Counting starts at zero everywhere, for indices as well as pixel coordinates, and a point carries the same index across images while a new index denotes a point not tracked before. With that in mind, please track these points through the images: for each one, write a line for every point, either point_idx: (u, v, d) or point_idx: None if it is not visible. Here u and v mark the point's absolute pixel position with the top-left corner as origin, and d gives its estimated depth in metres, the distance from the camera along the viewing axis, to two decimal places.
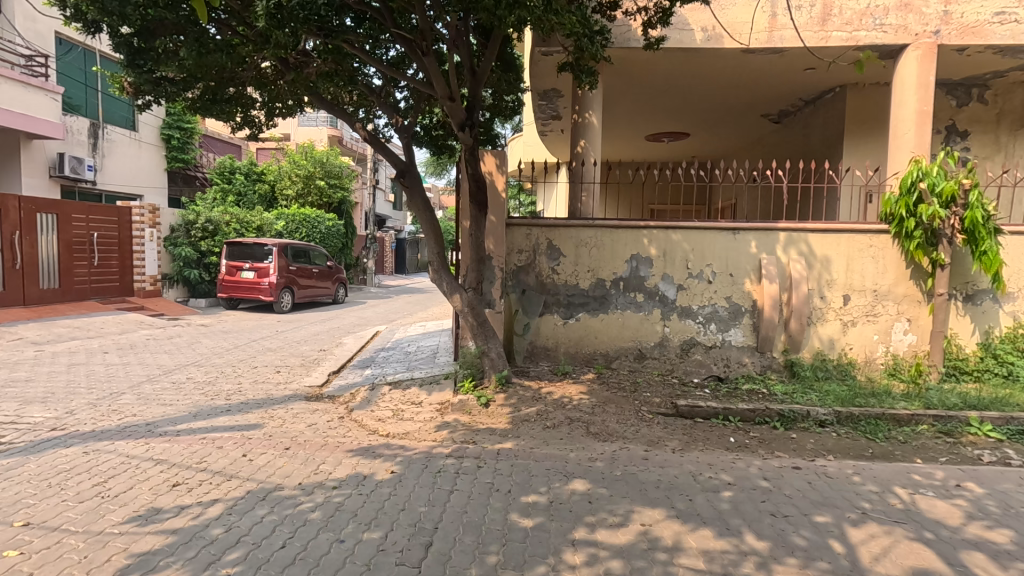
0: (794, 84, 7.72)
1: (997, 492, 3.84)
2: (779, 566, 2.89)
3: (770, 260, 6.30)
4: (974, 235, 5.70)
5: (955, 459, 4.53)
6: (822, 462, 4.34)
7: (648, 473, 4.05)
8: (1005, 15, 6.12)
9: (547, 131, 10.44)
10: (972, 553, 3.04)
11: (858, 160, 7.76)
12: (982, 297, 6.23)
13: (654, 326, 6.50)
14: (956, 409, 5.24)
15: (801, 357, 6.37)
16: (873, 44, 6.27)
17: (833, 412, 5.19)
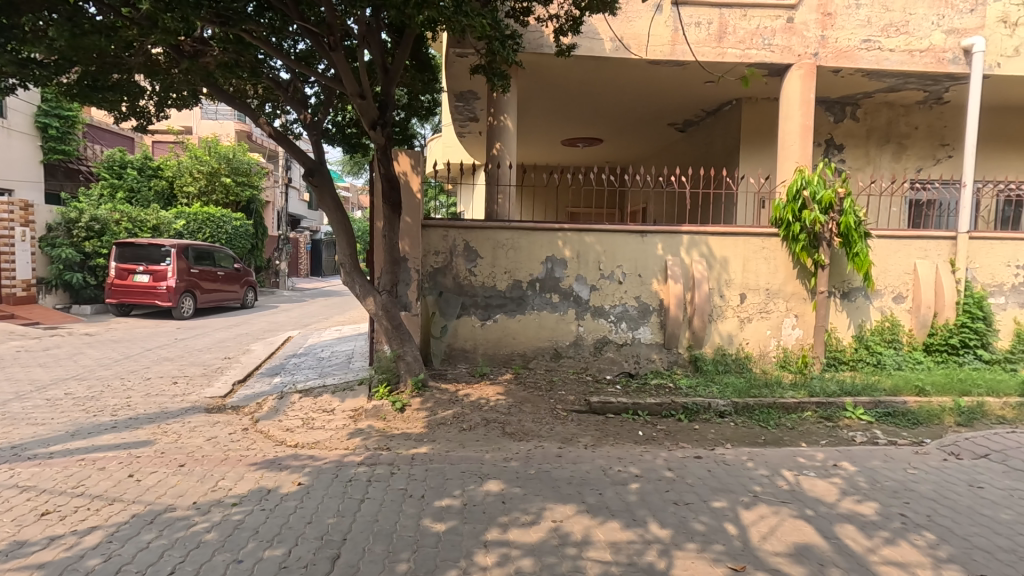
0: (695, 96, 8.22)
1: (866, 469, 4.29)
2: (679, 551, 3.05)
3: (675, 261, 6.67)
4: (848, 238, 6.37)
5: (833, 441, 5.01)
6: (720, 450, 4.64)
7: (561, 470, 4.15)
8: (871, 42, 6.84)
9: (466, 133, 10.44)
10: (845, 526, 3.37)
11: (751, 170, 8.41)
12: (856, 294, 6.93)
13: (569, 325, 6.67)
14: (835, 396, 5.79)
15: (703, 352, 6.79)
16: (762, 62, 6.81)
17: (731, 403, 5.57)
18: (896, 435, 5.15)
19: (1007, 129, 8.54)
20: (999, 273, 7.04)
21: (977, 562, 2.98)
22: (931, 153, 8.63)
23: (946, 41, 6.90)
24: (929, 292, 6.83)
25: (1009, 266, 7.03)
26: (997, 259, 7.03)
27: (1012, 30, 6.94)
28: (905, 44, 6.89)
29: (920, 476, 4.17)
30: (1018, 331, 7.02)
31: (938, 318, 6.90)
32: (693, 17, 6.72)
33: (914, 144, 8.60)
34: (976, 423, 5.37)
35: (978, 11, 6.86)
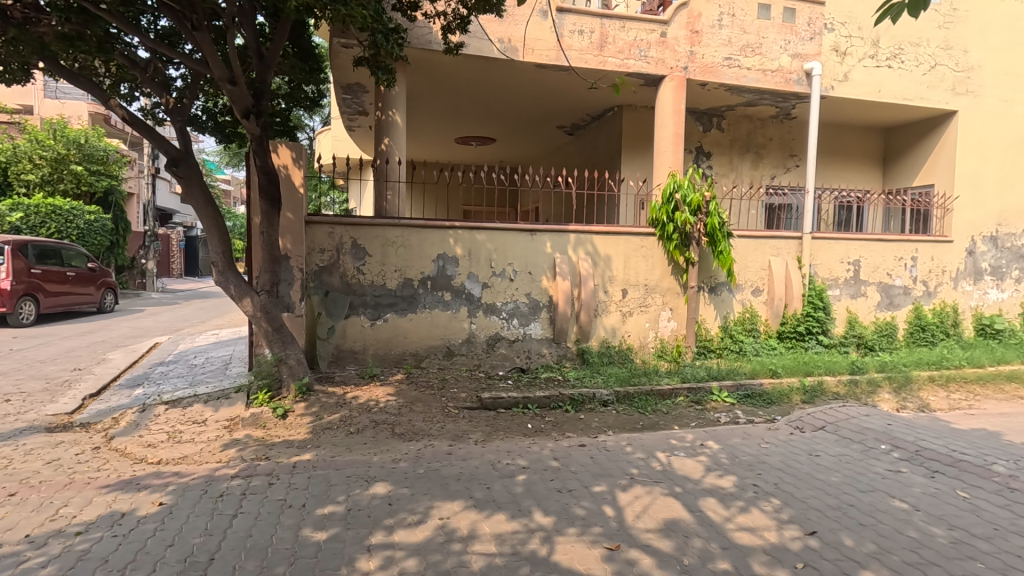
0: (581, 101, 8.59)
1: (727, 446, 4.75)
2: (560, 537, 3.18)
3: (562, 259, 6.93)
4: (713, 237, 7.01)
5: (701, 423, 5.49)
6: (602, 438, 4.91)
7: (450, 467, 4.15)
8: (731, 61, 7.57)
9: (355, 127, 10.07)
10: (707, 499, 3.71)
11: (631, 173, 8.98)
12: (721, 289, 7.64)
13: (461, 323, 6.69)
14: (704, 381, 6.36)
15: (590, 345, 7.14)
16: (640, 72, 7.27)
17: (614, 392, 5.91)
18: (754, 414, 5.76)
19: (840, 144, 9.84)
20: (835, 269, 8.10)
21: (811, 521, 3.42)
22: (782, 163, 9.71)
23: (792, 63, 7.81)
24: (780, 286, 7.71)
25: (842, 263, 8.12)
26: (834, 257, 8.08)
27: (843, 58, 8.03)
28: (759, 64, 7.69)
29: (771, 449, 4.70)
30: (850, 319, 8.14)
31: (788, 309, 7.82)
32: (576, 25, 7.00)
33: (769, 154, 9.63)
34: (817, 400, 6.16)
35: (816, 40, 7.87)
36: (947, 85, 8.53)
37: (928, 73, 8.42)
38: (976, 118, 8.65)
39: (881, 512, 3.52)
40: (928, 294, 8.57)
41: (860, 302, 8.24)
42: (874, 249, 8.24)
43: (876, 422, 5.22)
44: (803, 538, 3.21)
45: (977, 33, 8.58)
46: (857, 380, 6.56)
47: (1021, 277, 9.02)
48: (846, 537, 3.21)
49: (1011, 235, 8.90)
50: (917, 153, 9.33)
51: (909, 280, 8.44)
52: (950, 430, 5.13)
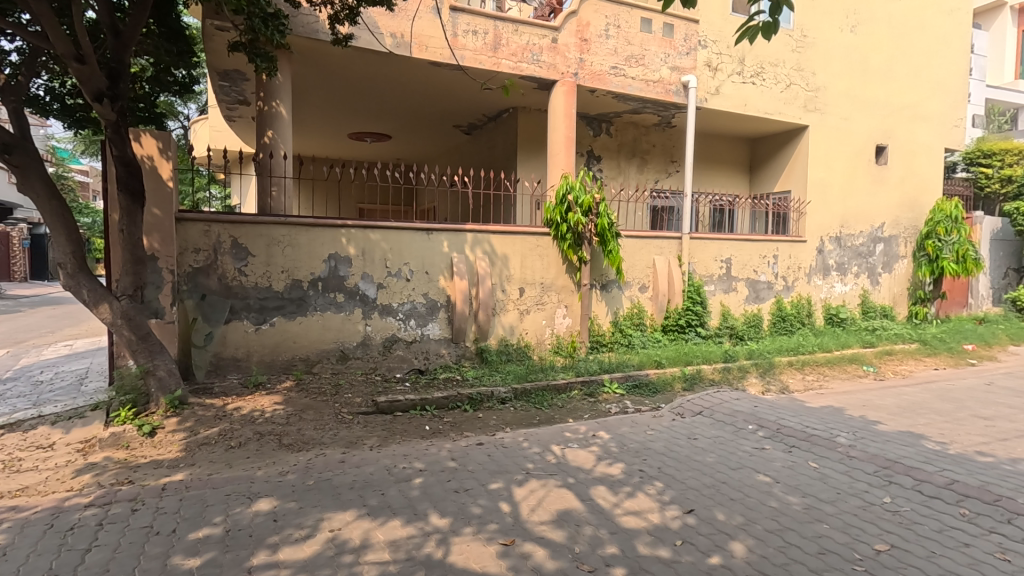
0: (477, 101, 8.63)
1: (617, 435, 5.01)
2: (456, 537, 3.17)
3: (460, 259, 6.92)
4: (603, 237, 7.37)
5: (594, 414, 5.76)
6: (500, 435, 4.97)
7: (342, 476, 3.98)
8: (617, 70, 7.99)
9: (235, 117, 9.34)
10: (598, 488, 3.88)
11: (526, 174, 9.18)
12: (611, 286, 8.06)
13: (356, 325, 6.45)
14: (596, 374, 6.67)
15: (488, 344, 7.20)
16: (532, 75, 7.44)
17: (511, 389, 6.02)
18: (641, 403, 6.13)
19: (714, 152, 10.75)
20: (711, 267, 8.84)
21: (690, 499, 3.70)
22: (664, 168, 10.41)
23: (671, 75, 8.40)
24: (663, 283, 8.28)
25: (717, 261, 8.88)
26: (709, 256, 8.81)
27: (714, 73, 8.78)
28: (642, 74, 8.18)
29: (655, 436, 5.03)
30: (723, 312, 8.94)
31: (670, 304, 8.42)
32: (469, 25, 7.01)
33: (652, 160, 10.29)
34: (696, 387, 6.69)
35: (691, 54, 8.53)
36: (800, 102, 9.62)
37: (785, 91, 9.44)
38: (823, 133, 9.85)
39: (747, 487, 3.90)
40: (787, 288, 9.63)
41: (731, 296, 9.07)
42: (742, 248, 9.10)
43: (745, 405, 5.77)
44: (682, 516, 3.47)
45: (822, 58, 9.76)
46: (729, 367, 7.22)
47: (860, 273, 10.40)
48: (719, 512, 3.52)
49: (851, 236, 10.23)
50: (777, 162, 10.42)
51: (772, 276, 9.43)
52: (803, 408, 5.80)
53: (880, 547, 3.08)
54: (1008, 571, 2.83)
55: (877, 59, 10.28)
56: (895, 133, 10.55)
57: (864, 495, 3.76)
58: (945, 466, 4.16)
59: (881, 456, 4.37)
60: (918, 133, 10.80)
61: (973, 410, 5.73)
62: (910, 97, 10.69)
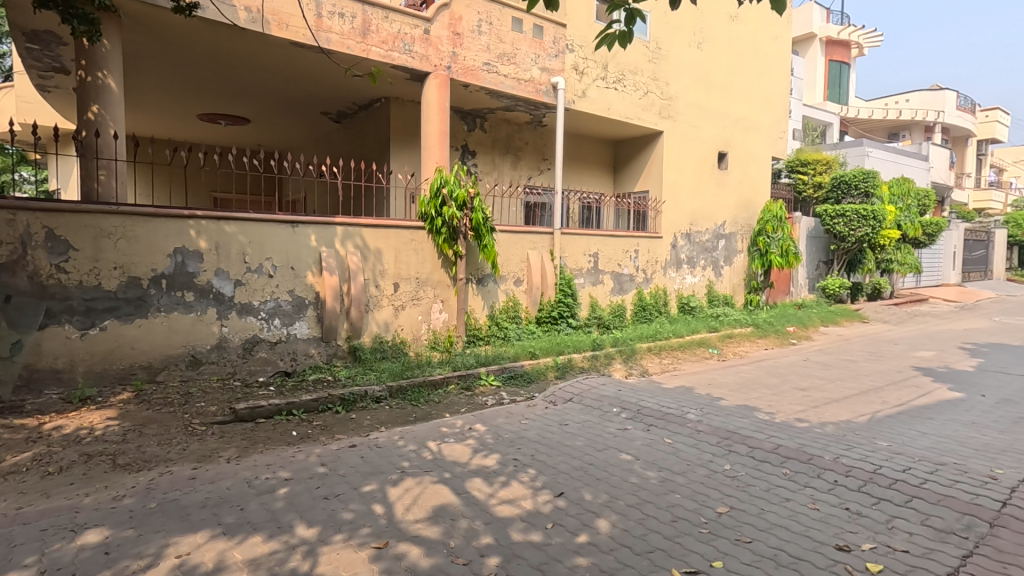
0: (344, 88, 8.22)
1: (493, 427, 5.09)
2: (325, 547, 3.01)
3: (329, 253, 6.56)
4: (478, 232, 7.44)
5: (471, 407, 5.80)
6: (374, 435, 4.81)
7: (193, 494, 3.59)
8: (490, 66, 8.09)
9: (50, 86, 7.96)
10: (473, 480, 3.92)
11: (399, 166, 8.97)
12: (487, 280, 8.18)
13: (209, 326, 5.84)
14: (473, 367, 6.74)
15: (362, 341, 6.94)
16: (404, 65, 7.27)
17: (386, 387, 5.86)
18: (516, 394, 6.30)
19: (581, 152, 11.32)
20: (580, 261, 9.34)
21: (560, 483, 3.88)
22: (536, 165, 10.75)
23: (541, 76, 8.69)
24: (536, 276, 8.60)
25: (585, 255, 9.40)
26: (578, 250, 9.29)
27: (580, 77, 9.24)
28: (514, 73, 8.37)
29: (529, 424, 5.19)
30: (591, 303, 9.50)
31: (543, 297, 8.76)
32: (335, 6, 6.64)
33: (525, 157, 10.58)
34: (567, 374, 7.04)
35: (559, 57, 8.90)
36: (656, 109, 10.47)
37: (643, 98, 10.20)
38: (675, 139, 10.82)
39: (611, 466, 4.18)
40: (646, 280, 10.47)
41: (599, 288, 9.66)
42: (608, 244, 9.74)
43: (610, 389, 6.18)
44: (553, 500, 3.62)
45: (674, 70, 10.71)
46: (597, 355, 7.69)
47: (706, 266, 11.61)
48: (586, 492, 3.72)
49: (699, 232, 11.40)
50: (637, 164, 11.26)
51: (633, 269, 10.21)
52: (661, 389, 6.35)
53: (722, 509, 3.47)
54: (818, 518, 3.34)
55: (719, 74, 11.52)
56: (733, 142, 11.92)
57: (709, 463, 4.21)
58: (772, 433, 4.81)
59: (723, 428, 4.93)
60: (752, 143, 12.32)
61: (794, 383, 6.68)
62: (745, 111, 12.12)
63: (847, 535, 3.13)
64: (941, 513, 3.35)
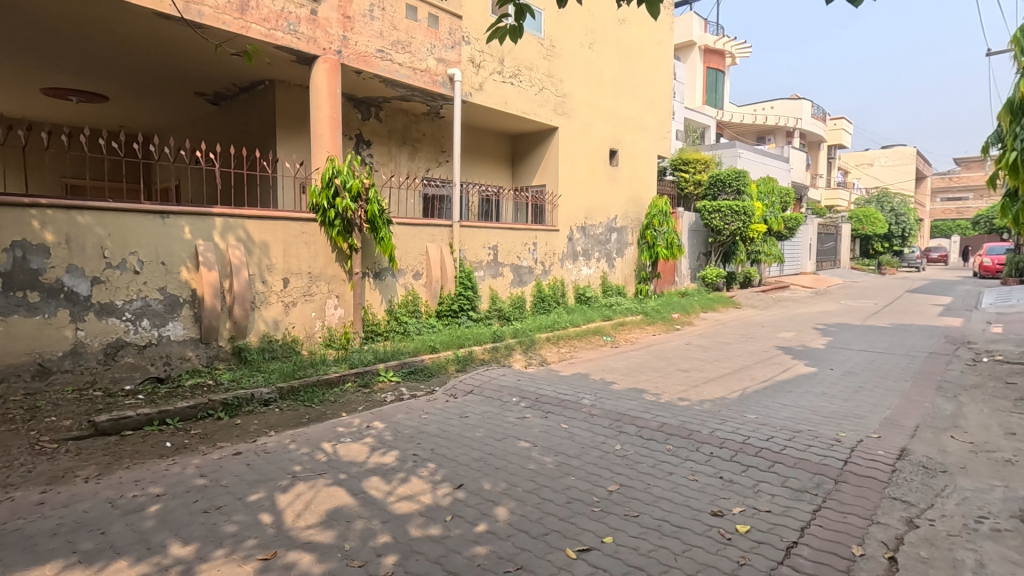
0: (220, 67, 7.57)
1: (392, 423, 4.99)
2: (205, 564, 2.78)
3: (207, 247, 6.03)
4: (374, 224, 7.22)
5: (369, 405, 5.63)
6: (262, 440, 4.51)
7: (41, 522, 3.15)
8: (384, 53, 7.85)
9: None
10: (371, 479, 3.81)
11: (286, 154, 8.45)
12: (385, 274, 8.00)
13: (61, 331, 5.14)
14: (371, 364, 6.54)
15: (248, 341, 6.47)
16: (289, 46, 6.84)
17: (276, 389, 5.52)
18: (416, 388, 6.22)
19: (479, 145, 11.36)
20: (479, 254, 9.40)
21: (460, 475, 3.88)
22: (434, 157, 10.62)
23: (437, 66, 8.58)
24: (436, 269, 8.54)
25: (484, 248, 9.48)
26: (477, 243, 9.36)
27: (477, 69, 9.24)
28: (409, 62, 8.20)
29: (430, 419, 5.15)
30: (492, 295, 9.61)
31: (444, 290, 8.71)
32: None
33: (423, 148, 10.40)
34: (468, 367, 7.07)
35: (456, 48, 8.84)
36: (551, 106, 10.75)
37: (538, 94, 10.41)
38: (570, 135, 11.19)
39: (510, 454, 4.26)
40: (545, 272, 10.78)
41: (498, 281, 9.80)
42: (507, 236, 9.89)
43: (509, 379, 6.30)
44: (453, 492, 3.62)
45: (568, 68, 11.05)
46: (497, 346, 7.80)
47: (600, 258, 12.16)
48: (486, 481, 3.77)
49: (594, 226, 11.91)
50: (533, 158, 11.51)
51: (532, 262, 10.46)
52: (558, 377, 6.58)
53: (612, 487, 3.66)
54: (696, 488, 3.64)
55: (609, 74, 12.06)
56: (623, 140, 12.56)
57: (601, 445, 4.43)
58: (658, 412, 5.16)
59: (614, 411, 5.21)
60: (639, 142, 13.05)
61: (677, 365, 7.22)
62: (634, 111, 12.81)
63: (720, 501, 3.44)
64: (797, 475, 3.79)
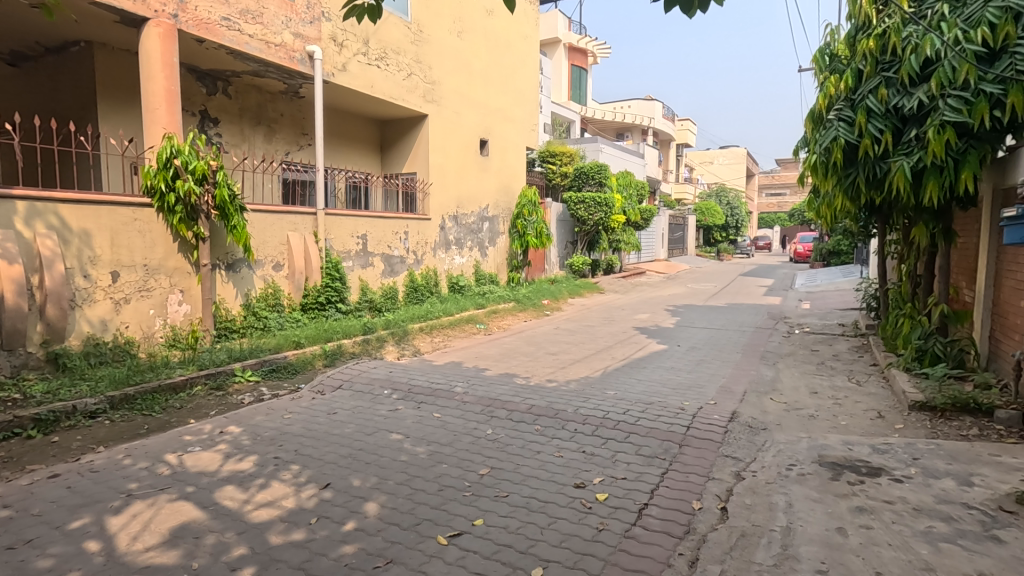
0: (13, 20, 6.36)
1: (250, 427, 4.61)
2: None
3: (6, 236, 5.06)
4: (225, 211, 6.58)
5: (222, 408, 5.15)
6: (88, 458, 3.92)
7: None
8: (229, 22, 7.17)
9: None
10: (224, 489, 3.49)
11: (111, 130, 7.37)
12: (240, 265, 7.37)
13: None
14: (224, 364, 5.98)
15: (67, 346, 5.56)
16: (110, 4, 5.92)
17: (105, 398, 4.82)
18: (278, 387, 5.82)
19: (344, 129, 10.83)
20: (347, 243, 9.01)
21: (326, 474, 3.71)
22: (294, 140, 9.92)
23: (294, 41, 8.01)
24: (299, 260, 8.03)
25: (352, 237, 9.09)
26: (344, 232, 8.94)
27: (339, 49, 8.76)
28: (261, 34, 7.58)
29: (293, 418, 4.84)
30: (362, 286, 9.27)
31: (308, 282, 8.21)
32: None
33: (281, 130, 9.65)
34: (337, 362, 6.75)
35: (315, 24, 8.31)
36: (420, 92, 10.54)
37: (406, 79, 10.15)
38: (440, 124, 11.07)
39: (381, 447, 4.16)
40: (417, 261, 10.62)
41: (369, 271, 9.47)
42: (376, 225, 9.58)
43: (381, 372, 6.13)
44: (318, 492, 3.46)
45: (436, 55, 10.90)
46: (368, 339, 7.54)
47: (473, 247, 12.25)
48: (355, 478, 3.64)
49: (465, 215, 11.95)
50: (403, 145, 11.23)
51: (403, 251, 10.25)
52: (431, 367, 6.54)
53: (483, 471, 3.74)
54: (561, 463, 3.85)
55: (478, 64, 12.12)
56: (493, 130, 12.73)
57: (473, 431, 4.50)
58: (528, 395, 5.36)
59: (486, 396, 5.32)
60: (508, 134, 13.31)
61: (546, 349, 7.55)
62: (502, 102, 13.03)
63: (582, 474, 3.67)
64: (649, 442, 4.17)
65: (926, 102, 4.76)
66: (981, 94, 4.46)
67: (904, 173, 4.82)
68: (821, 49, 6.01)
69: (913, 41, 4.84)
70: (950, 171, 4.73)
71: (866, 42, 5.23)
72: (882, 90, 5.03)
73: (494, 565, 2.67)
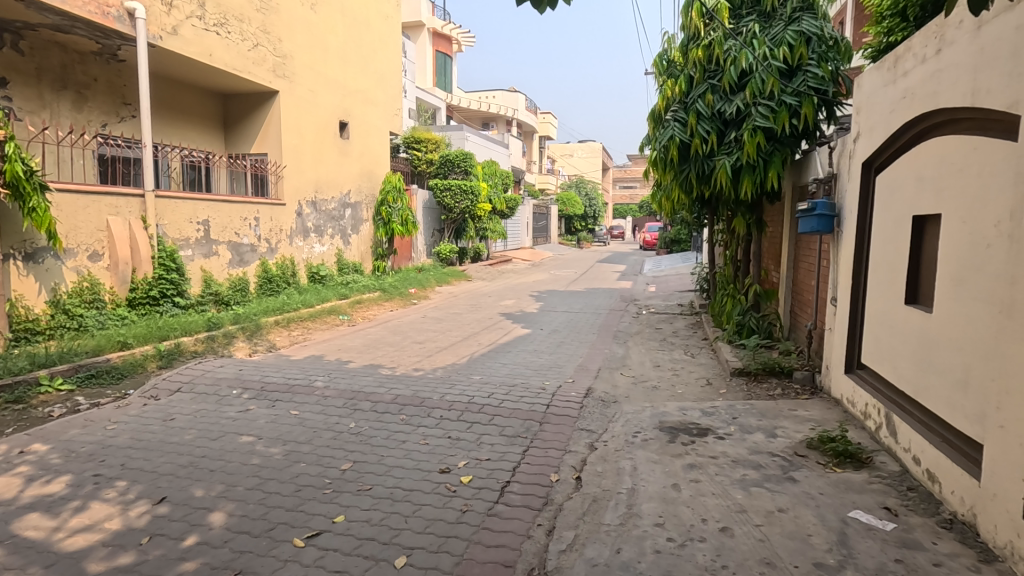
0: None
1: (61, 443, 3.95)
2: None
3: None
4: (19, 189, 5.51)
5: (22, 425, 4.34)
6: None
7: None
8: None
9: None
10: (26, 518, 2.96)
11: None
12: (42, 255, 6.28)
13: None
14: (25, 372, 5.04)
15: None
16: None
17: None
18: (100, 395, 5.05)
19: (178, 101, 9.60)
20: (185, 229, 8.04)
21: (161, 488, 3.31)
22: (114, 109, 8.63)
23: None
24: (123, 249, 7.00)
25: (191, 223, 8.15)
26: (181, 217, 7.97)
27: (168, 9, 7.73)
28: None
29: (118, 429, 4.24)
30: (205, 278, 8.37)
31: (136, 273, 7.20)
32: None
33: (95, 97, 8.33)
34: (175, 362, 6.03)
35: None
36: (268, 65, 9.69)
37: (252, 50, 9.28)
38: (292, 101, 10.30)
39: (228, 452, 3.81)
40: (271, 250, 9.84)
41: (212, 261, 8.58)
42: (220, 210, 8.68)
43: (229, 370, 5.61)
44: (151, 508, 3.08)
45: (286, 27, 10.09)
46: (213, 335, 6.86)
47: (334, 234, 11.63)
48: (196, 489, 3.30)
49: (325, 201, 11.30)
50: (251, 122, 10.28)
51: (254, 239, 9.43)
52: (288, 362, 6.13)
53: (345, 466, 3.61)
54: (427, 450, 3.85)
55: (334, 41, 11.45)
56: (353, 112, 12.13)
57: (334, 426, 4.31)
58: (392, 385, 5.26)
59: (348, 390, 5.12)
60: (369, 116, 12.79)
61: (412, 338, 7.45)
62: (362, 83, 12.46)
63: (448, 459, 3.71)
64: (511, 423, 4.33)
65: (742, 108, 5.47)
66: (783, 104, 5.24)
67: (726, 170, 5.51)
68: (660, 54, 6.60)
69: (732, 54, 5.52)
70: (761, 169, 5.48)
71: (696, 51, 5.85)
72: (709, 96, 5.67)
73: (356, 560, 2.60)
